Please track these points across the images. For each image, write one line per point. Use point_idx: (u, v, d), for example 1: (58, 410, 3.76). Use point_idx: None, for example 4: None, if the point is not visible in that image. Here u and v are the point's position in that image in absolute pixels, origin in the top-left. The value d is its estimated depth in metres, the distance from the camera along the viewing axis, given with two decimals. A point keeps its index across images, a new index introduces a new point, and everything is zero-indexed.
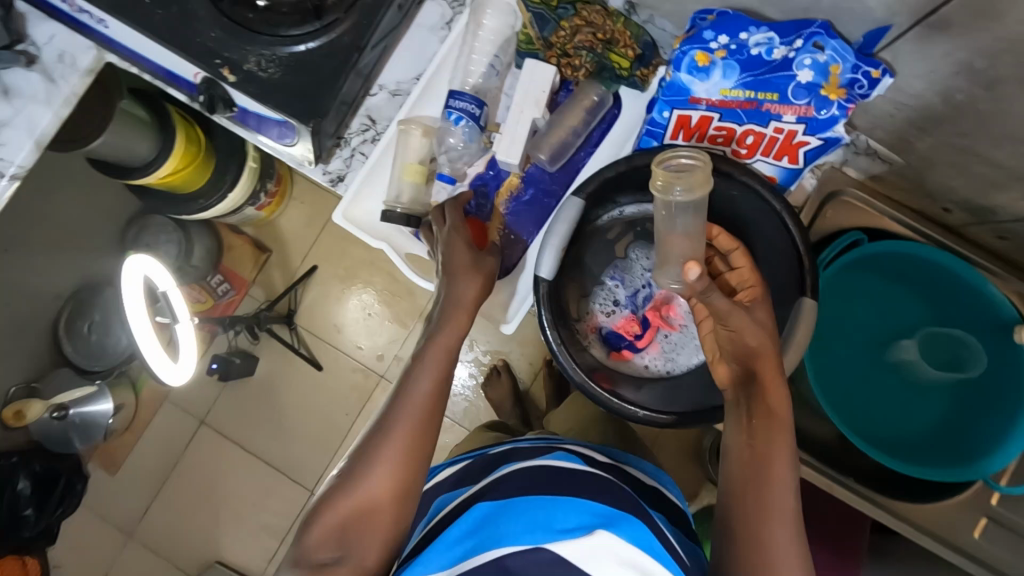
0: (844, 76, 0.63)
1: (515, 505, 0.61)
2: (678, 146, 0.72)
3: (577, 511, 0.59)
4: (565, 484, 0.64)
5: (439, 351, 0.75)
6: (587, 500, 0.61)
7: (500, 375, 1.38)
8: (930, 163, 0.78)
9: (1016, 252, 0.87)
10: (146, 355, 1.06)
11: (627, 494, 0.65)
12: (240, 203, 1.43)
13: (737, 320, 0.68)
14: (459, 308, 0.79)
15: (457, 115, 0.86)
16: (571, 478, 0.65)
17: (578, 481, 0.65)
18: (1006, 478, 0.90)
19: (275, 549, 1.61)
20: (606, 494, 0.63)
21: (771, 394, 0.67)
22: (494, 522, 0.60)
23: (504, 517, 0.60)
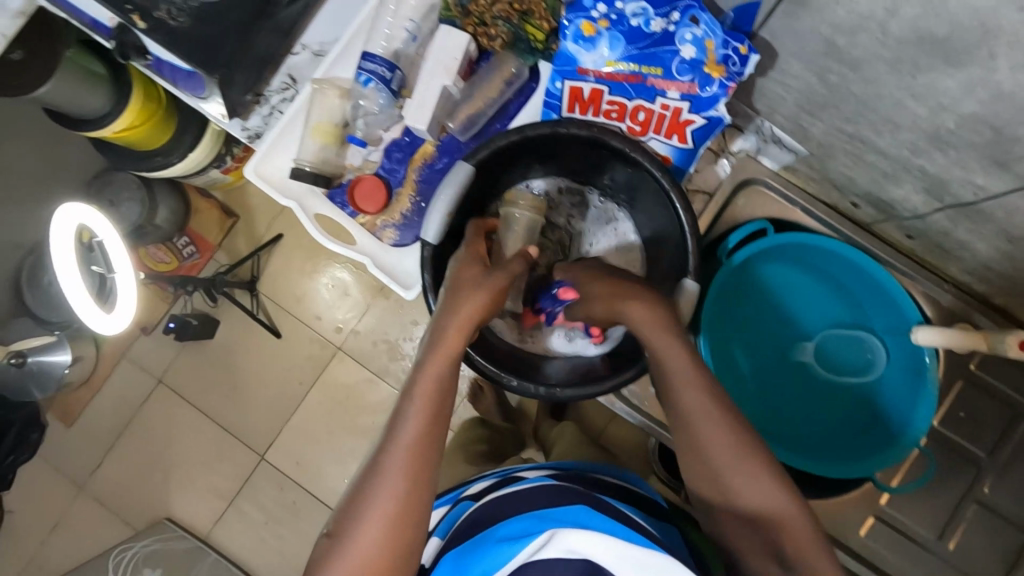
0: (718, 53, 0.63)
1: (487, 538, 0.59)
2: (570, 121, 0.73)
3: (537, 520, 0.58)
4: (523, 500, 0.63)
5: (429, 383, 0.62)
6: (545, 509, 0.59)
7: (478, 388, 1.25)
8: (829, 151, 0.78)
9: (924, 250, 0.87)
10: (72, 303, 0.91)
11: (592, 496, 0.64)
12: (202, 166, 1.31)
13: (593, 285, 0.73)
14: (456, 328, 0.66)
15: (367, 77, 0.86)
16: (528, 492, 0.64)
17: (532, 493, 0.64)
18: (897, 477, 0.90)
19: (222, 510, 1.58)
20: (565, 497, 0.61)
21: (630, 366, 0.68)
22: (465, 562, 0.58)
23: (482, 549, 0.58)
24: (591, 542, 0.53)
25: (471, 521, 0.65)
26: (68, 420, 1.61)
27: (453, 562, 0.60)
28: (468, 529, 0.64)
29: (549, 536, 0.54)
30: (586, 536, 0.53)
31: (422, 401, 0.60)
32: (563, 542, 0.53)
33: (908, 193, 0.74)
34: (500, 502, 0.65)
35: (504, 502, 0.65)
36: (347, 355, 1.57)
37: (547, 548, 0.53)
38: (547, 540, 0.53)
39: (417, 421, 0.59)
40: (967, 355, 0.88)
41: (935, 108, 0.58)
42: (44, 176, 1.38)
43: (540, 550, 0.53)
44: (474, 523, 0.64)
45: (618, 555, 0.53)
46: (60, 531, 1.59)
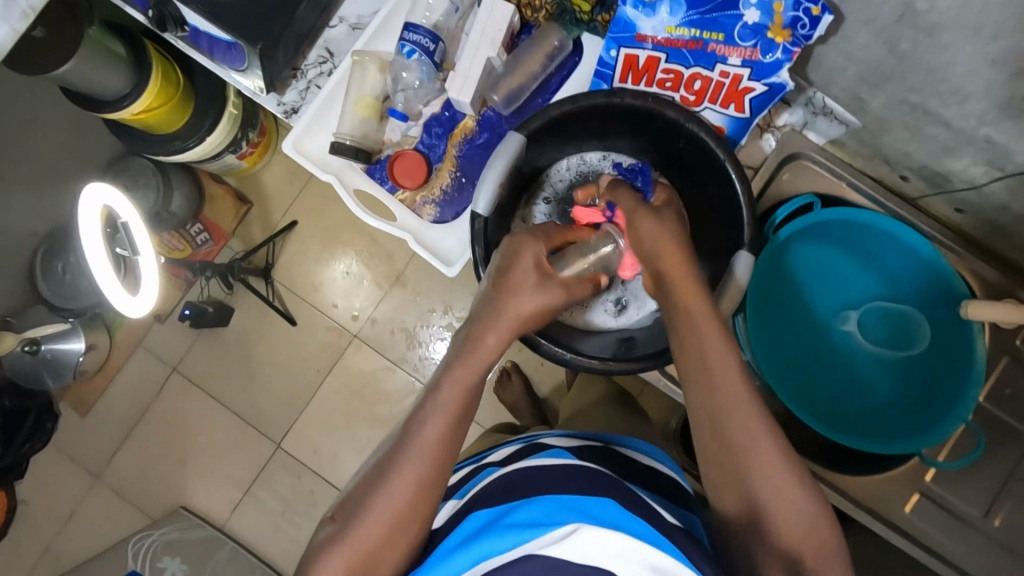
0: (786, 15, 0.63)
1: (497, 518, 0.56)
2: (626, 89, 0.71)
3: (559, 501, 0.56)
4: (548, 476, 0.61)
5: (455, 389, 0.62)
6: (561, 492, 0.57)
7: (510, 377, 1.29)
8: (884, 123, 0.76)
9: (973, 228, 0.86)
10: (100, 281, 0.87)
11: (616, 478, 0.62)
12: (220, 149, 1.30)
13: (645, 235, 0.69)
14: (491, 332, 0.63)
15: (411, 48, 0.84)
16: (554, 470, 0.62)
17: (556, 470, 0.62)
18: (944, 453, 0.90)
19: (239, 499, 1.57)
20: (581, 480, 0.59)
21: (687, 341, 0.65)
22: (478, 531, 0.57)
23: (491, 530, 0.55)
24: (607, 544, 0.51)
25: (491, 485, 0.64)
26: (82, 410, 1.59)
27: (467, 530, 0.58)
28: (485, 494, 0.63)
29: (569, 530, 0.51)
30: (604, 536, 0.51)
31: (446, 407, 0.61)
32: (580, 540, 0.51)
33: (968, 166, 0.73)
34: (524, 470, 0.63)
35: (527, 473, 0.62)
36: (364, 343, 1.56)
37: (562, 543, 0.51)
38: (566, 534, 0.51)
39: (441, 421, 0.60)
40: (1013, 331, 0.88)
41: (1013, 73, 0.57)
42: (61, 160, 1.35)
43: (553, 544, 0.51)
44: (492, 489, 0.63)
45: (631, 557, 0.51)
46: (76, 521, 1.57)
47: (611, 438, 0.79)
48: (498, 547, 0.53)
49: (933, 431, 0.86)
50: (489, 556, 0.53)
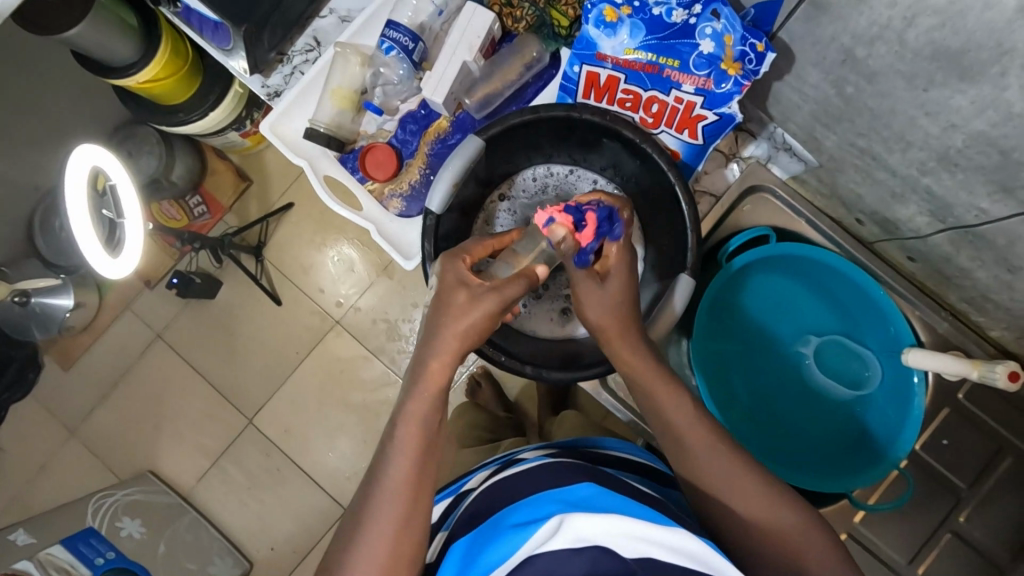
0: (735, 48, 0.65)
1: (494, 533, 0.56)
2: (585, 105, 0.73)
3: (548, 505, 0.56)
4: (529, 484, 0.62)
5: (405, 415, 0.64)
6: (551, 495, 0.58)
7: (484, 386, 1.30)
8: (839, 164, 0.78)
9: (927, 277, 0.87)
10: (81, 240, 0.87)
11: (592, 472, 0.63)
12: (223, 126, 1.32)
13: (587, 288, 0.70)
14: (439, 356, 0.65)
15: (390, 45, 0.87)
16: (533, 481, 0.63)
17: (537, 477, 0.63)
18: (875, 496, 0.90)
19: (206, 469, 1.60)
20: (567, 481, 0.60)
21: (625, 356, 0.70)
22: (474, 558, 0.55)
23: (490, 545, 0.55)
24: (601, 526, 0.50)
25: (477, 509, 0.64)
26: (66, 364, 1.61)
27: (461, 559, 0.57)
28: (477, 516, 0.63)
29: (557, 523, 0.51)
30: (595, 521, 0.50)
31: (403, 425, 0.63)
32: (572, 529, 0.50)
33: (914, 214, 0.74)
34: (502, 488, 0.65)
35: (509, 488, 0.63)
36: (345, 329, 1.59)
37: (555, 537, 0.50)
38: (556, 527, 0.51)
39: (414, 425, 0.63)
40: (958, 384, 0.88)
41: (945, 127, 0.59)
42: (69, 121, 1.39)
43: (548, 541, 0.50)
44: (481, 511, 0.63)
45: (630, 536, 0.50)
46: (47, 473, 1.60)
47: (581, 441, 0.80)
48: (500, 558, 0.52)
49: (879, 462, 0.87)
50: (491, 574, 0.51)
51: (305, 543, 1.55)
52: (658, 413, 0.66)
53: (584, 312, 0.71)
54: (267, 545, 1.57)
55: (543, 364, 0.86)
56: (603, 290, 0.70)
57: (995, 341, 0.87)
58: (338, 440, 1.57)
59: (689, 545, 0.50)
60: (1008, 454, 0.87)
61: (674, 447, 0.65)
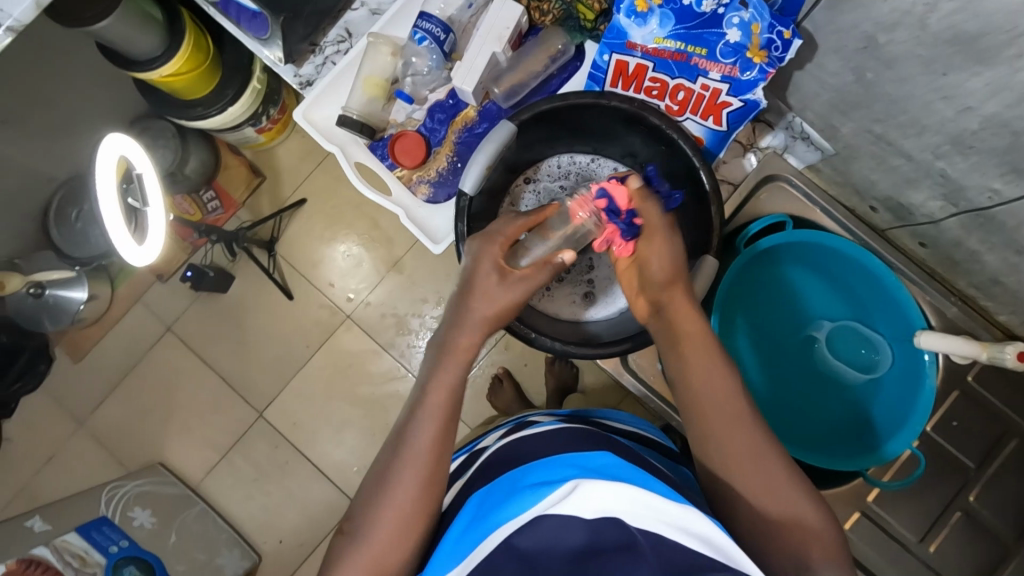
0: (762, 36, 0.68)
1: (507, 489, 0.59)
2: (614, 92, 0.76)
3: (562, 468, 0.58)
4: (546, 447, 0.64)
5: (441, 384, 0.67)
6: (565, 458, 0.60)
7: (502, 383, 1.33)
8: (855, 152, 0.82)
9: (937, 263, 0.90)
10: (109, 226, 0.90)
11: (609, 444, 0.65)
12: (239, 121, 1.36)
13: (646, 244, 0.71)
14: (463, 328, 0.70)
15: (422, 35, 0.90)
16: (549, 445, 0.65)
17: (555, 441, 0.65)
18: (889, 474, 0.94)
19: (215, 461, 1.62)
20: (583, 449, 0.62)
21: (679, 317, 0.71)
22: (485, 510, 0.57)
23: (501, 501, 0.57)
24: (614, 496, 0.52)
25: (494, 466, 0.67)
26: (76, 356, 1.62)
27: (473, 510, 0.59)
28: (492, 472, 0.65)
29: (571, 488, 0.53)
30: (608, 490, 0.52)
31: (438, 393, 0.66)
32: (584, 495, 0.52)
33: (927, 199, 0.77)
34: (519, 447, 0.67)
35: (527, 447, 0.66)
36: (355, 324, 1.61)
37: (567, 500, 0.52)
38: (568, 492, 0.53)
39: (436, 393, 0.66)
40: (967, 367, 0.91)
41: (961, 110, 0.62)
42: (89, 113, 1.42)
43: (560, 502, 0.52)
44: (497, 468, 0.66)
45: (642, 509, 0.51)
46: (56, 463, 1.61)
47: (590, 413, 0.83)
48: (511, 512, 0.54)
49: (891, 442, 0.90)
50: (500, 526, 0.54)
51: (313, 536, 1.57)
52: (684, 385, 0.69)
53: (648, 261, 0.72)
54: (275, 537, 1.58)
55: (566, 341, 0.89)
56: (670, 241, 0.72)
57: (1001, 325, 0.90)
58: (346, 434, 1.59)
59: (696, 524, 0.51)
60: (1013, 436, 0.90)
61: (704, 416, 0.67)
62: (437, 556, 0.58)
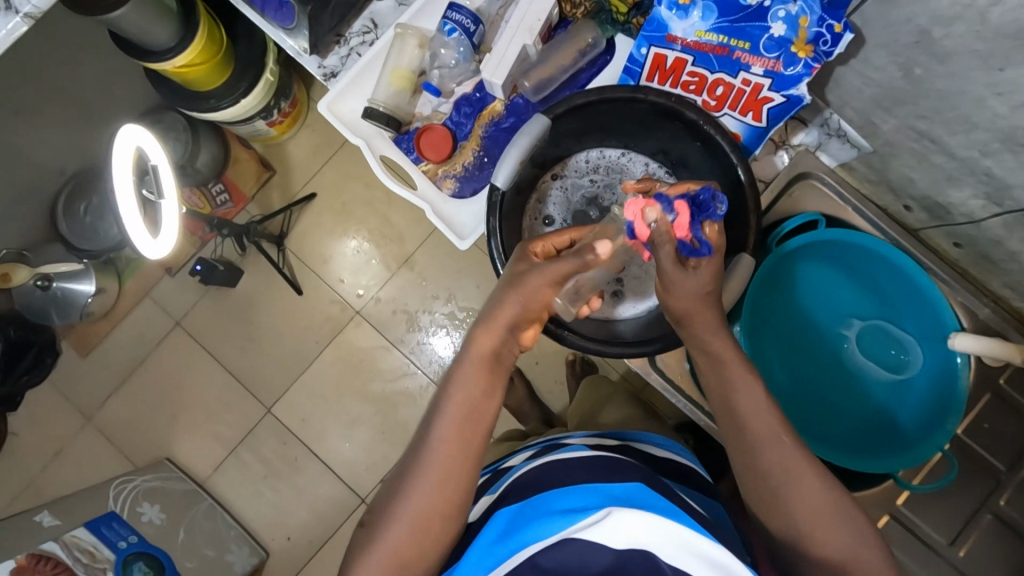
0: (810, 30, 0.66)
1: (538, 505, 0.59)
2: (651, 87, 0.75)
3: (596, 493, 0.57)
4: (577, 470, 0.64)
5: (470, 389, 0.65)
6: (596, 482, 0.59)
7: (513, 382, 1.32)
8: (894, 149, 0.81)
9: (971, 263, 0.89)
10: (125, 220, 0.88)
11: (641, 471, 0.65)
12: (251, 114, 1.35)
13: (676, 280, 0.68)
14: (489, 330, 0.67)
15: (452, 27, 0.89)
16: (583, 464, 0.64)
17: (586, 463, 0.65)
18: (920, 477, 0.92)
19: (223, 457, 1.60)
20: (618, 474, 0.62)
21: (701, 331, 0.70)
22: (512, 526, 0.58)
23: (530, 519, 0.57)
24: (646, 527, 0.52)
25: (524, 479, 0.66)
26: (83, 350, 1.60)
27: (500, 523, 0.59)
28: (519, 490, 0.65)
29: (603, 513, 0.53)
30: (641, 520, 0.52)
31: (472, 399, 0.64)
32: (616, 522, 0.52)
33: (968, 198, 0.76)
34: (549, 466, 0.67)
35: (562, 464, 0.65)
36: (365, 320, 1.59)
37: (599, 526, 0.52)
38: (599, 518, 0.53)
39: (471, 400, 0.64)
40: (999, 369, 0.90)
41: (1016, 107, 0.61)
42: (101, 106, 1.39)
43: (591, 527, 0.52)
44: (524, 485, 0.66)
45: (672, 542, 0.52)
46: (62, 458, 1.59)
47: (619, 435, 0.82)
48: (539, 532, 0.54)
49: (928, 443, 0.89)
50: (527, 544, 0.54)
51: (320, 533, 1.55)
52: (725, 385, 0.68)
53: (668, 297, 0.70)
54: (283, 534, 1.57)
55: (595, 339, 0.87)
56: (690, 277, 0.68)
57: None
58: (355, 431, 1.57)
59: (723, 561, 0.52)
60: None
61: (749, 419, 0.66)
62: (461, 564, 0.58)
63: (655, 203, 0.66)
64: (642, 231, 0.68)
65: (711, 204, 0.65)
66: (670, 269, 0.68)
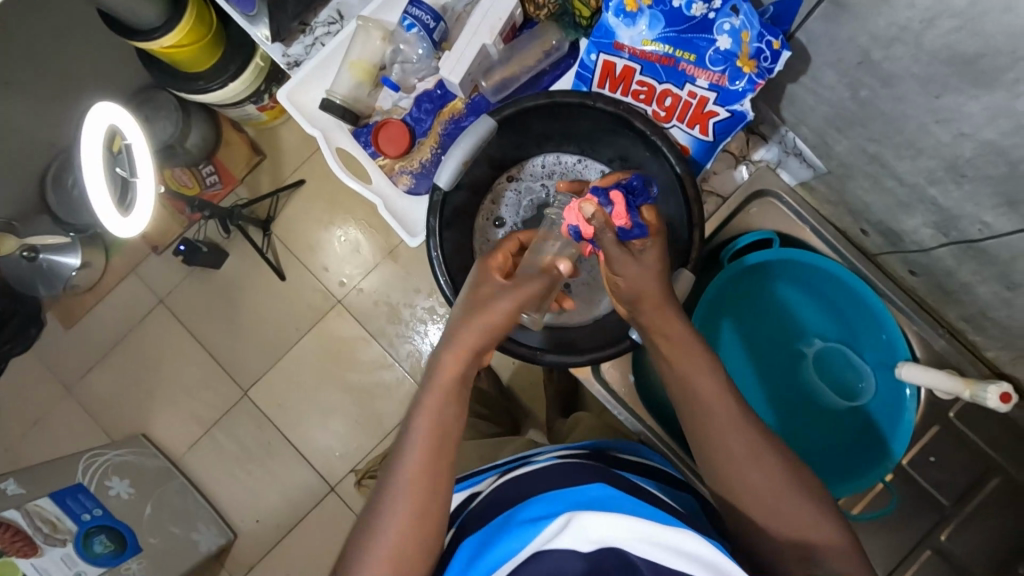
0: (752, 45, 0.67)
1: (504, 526, 0.57)
2: (601, 95, 0.76)
3: (558, 503, 0.56)
4: (540, 483, 0.63)
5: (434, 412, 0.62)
6: (560, 491, 0.58)
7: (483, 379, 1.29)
8: (846, 171, 0.79)
9: (927, 292, 0.87)
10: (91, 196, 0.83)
11: (605, 473, 0.64)
12: (239, 98, 1.30)
13: (620, 264, 0.68)
14: (455, 351, 0.65)
15: (411, 22, 0.88)
16: (546, 480, 0.63)
17: (547, 477, 0.64)
18: (859, 506, 0.91)
19: (198, 436, 1.59)
20: (579, 480, 0.61)
21: (659, 323, 0.68)
22: (482, 551, 0.56)
23: (496, 542, 0.55)
24: (611, 525, 0.51)
25: (489, 506, 0.65)
26: (68, 322, 1.62)
27: (469, 552, 0.57)
28: (491, 513, 0.64)
29: (565, 522, 0.51)
30: (604, 521, 0.51)
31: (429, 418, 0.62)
32: (579, 529, 0.51)
33: (919, 225, 0.74)
34: (514, 485, 0.66)
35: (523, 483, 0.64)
36: (346, 310, 1.56)
37: (564, 533, 0.51)
38: (564, 525, 0.51)
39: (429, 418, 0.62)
40: (950, 402, 0.88)
41: (956, 134, 0.59)
42: (92, 82, 1.38)
43: (556, 536, 0.51)
44: (494, 507, 0.64)
45: (640, 537, 0.50)
46: (41, 428, 1.60)
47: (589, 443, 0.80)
48: (508, 550, 0.53)
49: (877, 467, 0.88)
50: (497, 566, 0.52)
51: (289, 519, 1.54)
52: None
53: (616, 281, 0.69)
54: (252, 517, 1.55)
55: (539, 346, 0.86)
56: (639, 263, 0.68)
57: (991, 362, 0.86)
58: (330, 419, 1.55)
59: (700, 551, 0.50)
60: (994, 475, 0.87)
61: None
62: None
63: (592, 195, 0.68)
64: (586, 231, 0.69)
65: (641, 190, 0.70)
66: (615, 251, 0.68)
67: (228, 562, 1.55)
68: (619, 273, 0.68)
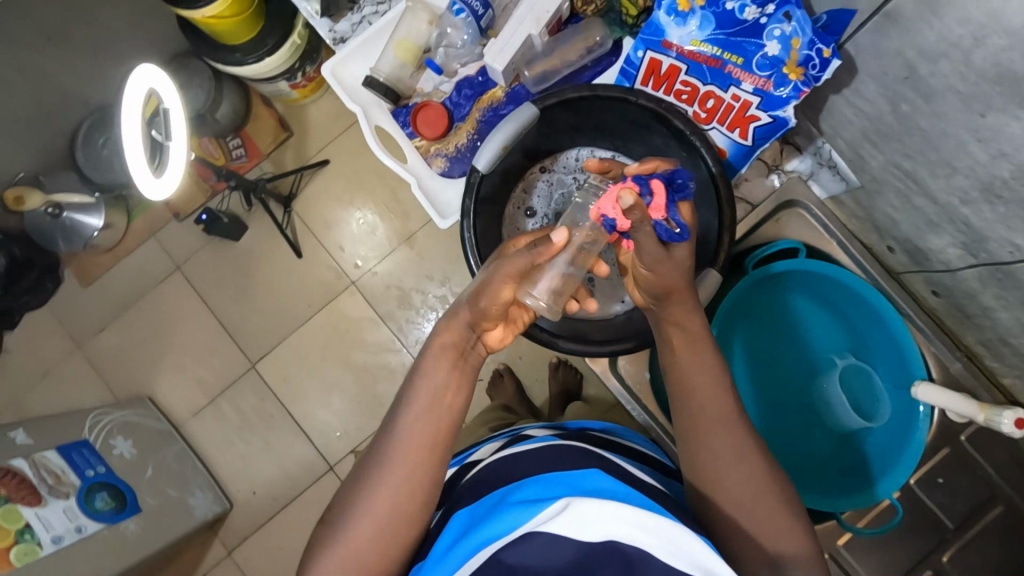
0: (801, 52, 0.70)
1: (493, 503, 0.57)
2: (644, 91, 0.78)
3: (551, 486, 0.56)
4: (531, 461, 0.64)
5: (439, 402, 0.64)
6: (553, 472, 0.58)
7: (501, 379, 1.29)
8: (878, 186, 0.80)
9: (947, 314, 0.88)
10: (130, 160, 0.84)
11: (599, 458, 0.64)
12: (272, 73, 1.31)
13: (649, 258, 0.68)
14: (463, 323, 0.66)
15: (461, 7, 0.90)
16: (536, 458, 0.63)
17: (544, 454, 0.64)
18: (864, 521, 0.93)
19: (203, 404, 1.60)
20: (569, 463, 0.61)
21: (671, 315, 0.69)
22: (471, 525, 0.56)
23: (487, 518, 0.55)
24: (605, 514, 0.51)
25: (478, 479, 0.66)
26: (85, 281, 1.59)
27: (456, 527, 0.58)
28: (480, 482, 0.64)
29: (563, 505, 0.51)
30: (601, 510, 0.50)
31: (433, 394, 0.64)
32: (574, 515, 0.50)
33: (948, 245, 0.75)
34: (508, 460, 0.66)
35: (514, 461, 0.64)
36: (358, 291, 1.57)
37: (559, 517, 0.51)
38: (559, 509, 0.51)
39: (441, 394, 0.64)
40: (962, 425, 0.89)
41: (995, 155, 0.59)
42: (135, 43, 1.39)
43: (550, 519, 0.51)
44: (485, 479, 0.65)
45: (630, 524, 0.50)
46: (47, 381, 1.60)
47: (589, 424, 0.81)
48: (498, 527, 0.53)
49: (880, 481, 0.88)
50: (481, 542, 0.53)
51: (285, 492, 1.55)
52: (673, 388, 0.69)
53: (638, 271, 0.70)
54: (248, 488, 1.56)
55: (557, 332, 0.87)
56: (660, 254, 0.68)
57: (1008, 391, 0.86)
58: (333, 398, 1.56)
59: (686, 545, 0.50)
60: (998, 502, 0.88)
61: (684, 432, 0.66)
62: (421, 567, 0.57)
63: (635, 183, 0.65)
64: (623, 225, 0.67)
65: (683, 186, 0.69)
66: (644, 245, 0.68)
67: (222, 530, 1.56)
68: (642, 262, 0.69)
